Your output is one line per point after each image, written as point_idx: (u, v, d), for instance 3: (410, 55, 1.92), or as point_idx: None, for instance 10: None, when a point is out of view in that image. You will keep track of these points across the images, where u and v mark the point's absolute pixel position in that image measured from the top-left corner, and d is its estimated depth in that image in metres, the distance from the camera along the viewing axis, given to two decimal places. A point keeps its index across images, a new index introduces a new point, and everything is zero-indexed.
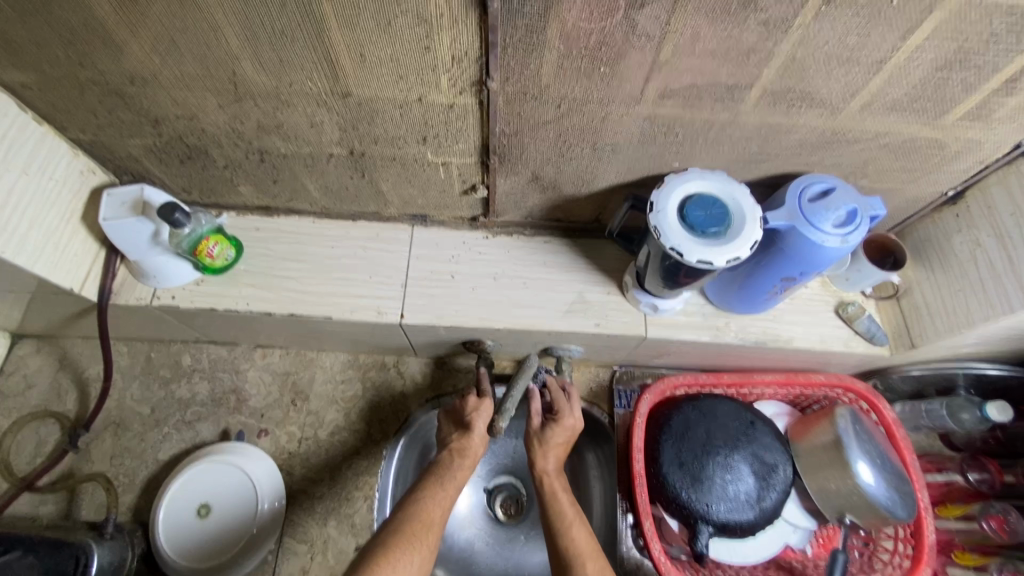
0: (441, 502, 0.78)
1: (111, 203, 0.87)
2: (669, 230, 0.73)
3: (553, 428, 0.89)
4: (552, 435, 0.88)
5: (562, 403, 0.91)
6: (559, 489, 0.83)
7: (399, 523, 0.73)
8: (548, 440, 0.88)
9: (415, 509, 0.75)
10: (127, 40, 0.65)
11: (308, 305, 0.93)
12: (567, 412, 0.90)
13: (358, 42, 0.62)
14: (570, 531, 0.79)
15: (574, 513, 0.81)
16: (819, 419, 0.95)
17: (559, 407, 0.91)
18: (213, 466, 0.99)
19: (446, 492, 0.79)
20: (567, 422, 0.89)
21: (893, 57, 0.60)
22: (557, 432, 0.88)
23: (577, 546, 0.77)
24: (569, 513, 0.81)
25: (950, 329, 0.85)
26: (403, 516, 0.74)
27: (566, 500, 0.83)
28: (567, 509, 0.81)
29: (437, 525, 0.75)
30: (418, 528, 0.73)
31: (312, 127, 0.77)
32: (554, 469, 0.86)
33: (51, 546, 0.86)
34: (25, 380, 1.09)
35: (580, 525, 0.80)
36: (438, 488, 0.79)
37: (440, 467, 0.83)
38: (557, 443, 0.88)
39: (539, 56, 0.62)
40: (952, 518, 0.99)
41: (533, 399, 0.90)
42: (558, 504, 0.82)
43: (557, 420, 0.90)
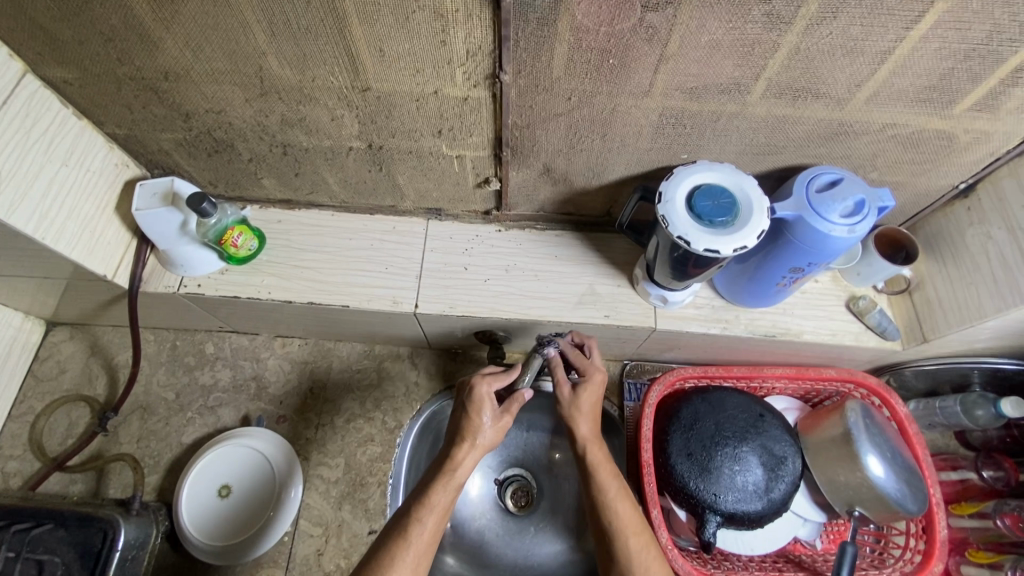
0: (438, 513, 0.76)
1: (144, 194, 0.92)
2: (677, 220, 0.74)
3: (585, 391, 0.84)
4: (584, 398, 0.84)
5: (581, 361, 0.87)
6: (604, 462, 0.82)
7: (387, 546, 0.73)
8: (582, 405, 0.84)
9: (409, 525, 0.74)
10: (163, 37, 0.69)
11: (326, 294, 0.97)
12: (592, 367, 0.86)
13: (378, 37, 0.65)
14: (615, 508, 0.79)
15: (616, 491, 0.80)
16: (829, 413, 0.95)
17: (582, 365, 0.86)
18: (237, 450, 1.04)
19: (444, 502, 0.76)
20: (595, 376, 0.85)
21: (897, 49, 0.61)
22: (589, 394, 0.84)
23: (621, 524, 0.78)
24: (613, 491, 0.80)
25: (961, 322, 0.85)
26: (394, 537, 0.73)
27: (611, 472, 0.81)
28: (611, 485, 0.80)
29: (432, 537, 0.74)
30: (408, 550, 0.72)
31: (333, 121, 0.80)
32: (593, 434, 0.84)
33: (81, 521, 0.89)
34: (58, 364, 1.14)
35: (625, 501, 0.80)
36: (439, 498, 0.76)
37: (444, 470, 0.78)
38: (588, 405, 0.84)
39: (550, 49, 0.64)
40: (966, 515, 0.98)
41: (556, 366, 0.86)
42: (603, 481, 0.80)
43: (585, 378, 0.85)
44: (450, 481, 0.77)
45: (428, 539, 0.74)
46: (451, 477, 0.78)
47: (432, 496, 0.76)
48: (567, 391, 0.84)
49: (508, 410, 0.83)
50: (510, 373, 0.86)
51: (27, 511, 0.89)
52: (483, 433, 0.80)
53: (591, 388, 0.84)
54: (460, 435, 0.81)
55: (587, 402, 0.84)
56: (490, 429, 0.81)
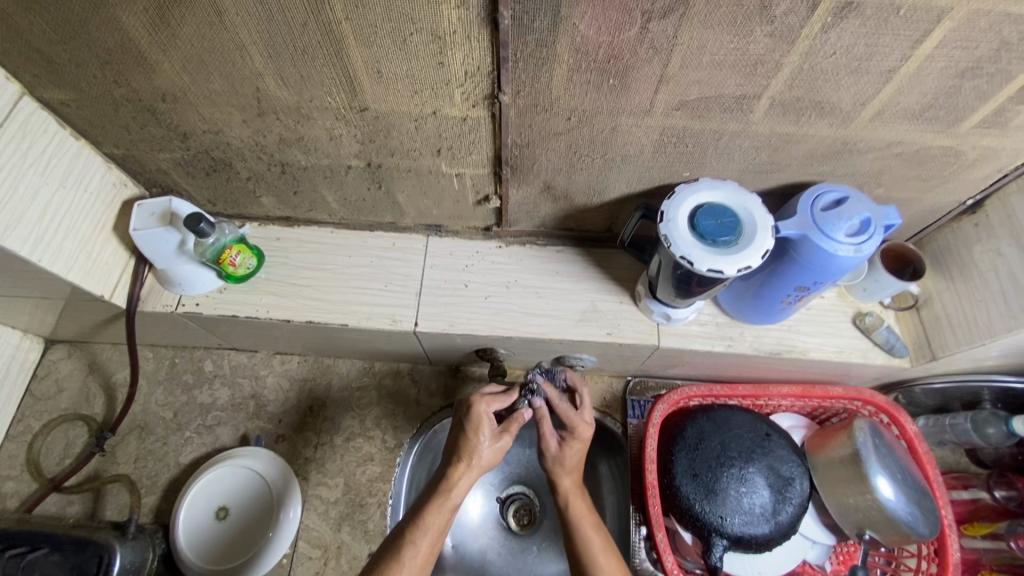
0: (433, 534, 0.74)
1: (141, 213, 0.91)
2: (679, 239, 0.73)
3: (569, 445, 0.83)
4: (569, 453, 0.83)
5: (569, 416, 0.84)
6: (584, 513, 0.81)
7: (379, 567, 0.71)
8: (566, 460, 0.83)
9: (403, 547, 0.72)
10: (160, 60, 0.68)
11: (325, 312, 0.96)
12: (579, 423, 0.84)
13: (375, 58, 0.65)
14: (597, 563, 0.77)
15: (598, 545, 0.79)
16: (837, 432, 0.93)
17: (571, 421, 0.83)
18: (236, 470, 1.03)
19: (439, 523, 0.75)
20: (582, 433, 0.83)
21: (902, 67, 0.60)
22: (574, 449, 0.83)
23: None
24: (594, 544, 0.78)
25: (971, 340, 0.83)
26: (388, 557, 0.72)
27: (591, 526, 0.80)
28: (593, 539, 0.79)
29: (426, 560, 0.73)
30: (401, 573, 0.70)
31: (331, 140, 0.80)
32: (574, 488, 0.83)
33: (77, 545, 0.88)
34: (56, 383, 1.13)
35: (606, 556, 0.78)
36: (433, 519, 0.75)
37: (441, 490, 0.77)
38: (571, 458, 0.83)
39: (550, 69, 0.63)
40: (979, 536, 0.96)
41: (542, 420, 0.83)
42: (584, 538, 0.79)
43: (572, 434, 0.83)
44: (445, 501, 0.76)
45: (422, 560, 0.73)
46: (447, 498, 0.76)
47: (427, 516, 0.75)
48: (554, 446, 0.83)
49: (507, 429, 0.82)
50: (510, 395, 0.85)
51: (22, 535, 0.88)
52: (481, 453, 0.79)
53: (574, 443, 0.83)
54: (457, 454, 0.80)
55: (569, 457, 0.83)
56: (488, 450, 0.79)
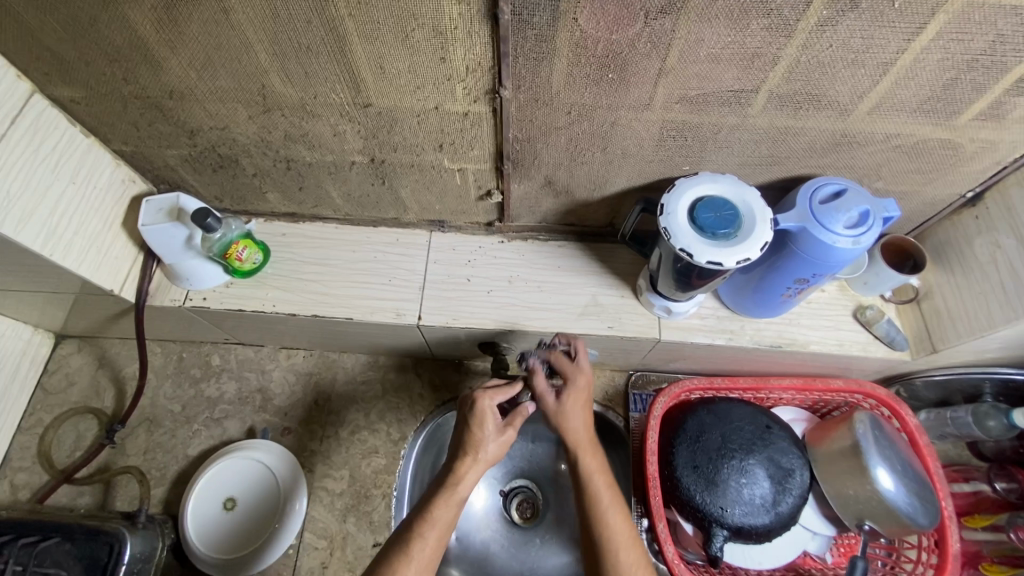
0: (441, 527, 0.75)
1: (149, 210, 0.93)
2: (679, 232, 0.74)
3: (569, 396, 0.83)
4: (570, 402, 0.83)
5: (563, 365, 0.85)
6: (595, 470, 0.79)
7: (388, 559, 0.71)
8: (567, 412, 0.82)
9: (411, 540, 0.73)
10: (167, 57, 0.70)
11: (330, 307, 0.97)
12: (576, 371, 0.85)
13: (378, 54, 0.66)
14: (606, 522, 0.75)
15: (607, 500, 0.77)
16: (837, 424, 0.93)
17: (566, 371, 0.85)
18: (242, 462, 1.05)
19: (447, 516, 0.76)
20: (578, 379, 0.84)
21: (899, 60, 0.60)
22: (574, 400, 0.83)
23: (612, 540, 0.74)
24: (606, 503, 0.76)
25: (971, 332, 0.83)
26: (396, 549, 0.72)
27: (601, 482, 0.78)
28: (604, 494, 0.77)
29: (435, 552, 0.73)
30: (411, 565, 0.71)
31: (335, 136, 0.81)
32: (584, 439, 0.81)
33: (88, 534, 0.90)
34: (67, 377, 1.15)
35: (616, 515, 0.76)
36: (442, 512, 0.75)
37: (448, 483, 0.78)
38: (576, 410, 0.83)
39: (550, 64, 0.64)
40: (980, 528, 0.97)
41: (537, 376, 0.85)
42: (595, 493, 0.77)
43: (569, 384, 0.84)
44: (453, 495, 0.77)
45: (431, 552, 0.73)
46: (453, 492, 0.77)
47: (436, 510, 0.75)
48: (553, 399, 0.83)
49: (510, 423, 0.83)
50: (513, 385, 0.85)
51: (34, 524, 0.90)
52: (486, 447, 0.80)
53: (573, 394, 0.83)
54: (463, 448, 0.81)
55: (572, 410, 0.83)
56: (492, 444, 0.81)
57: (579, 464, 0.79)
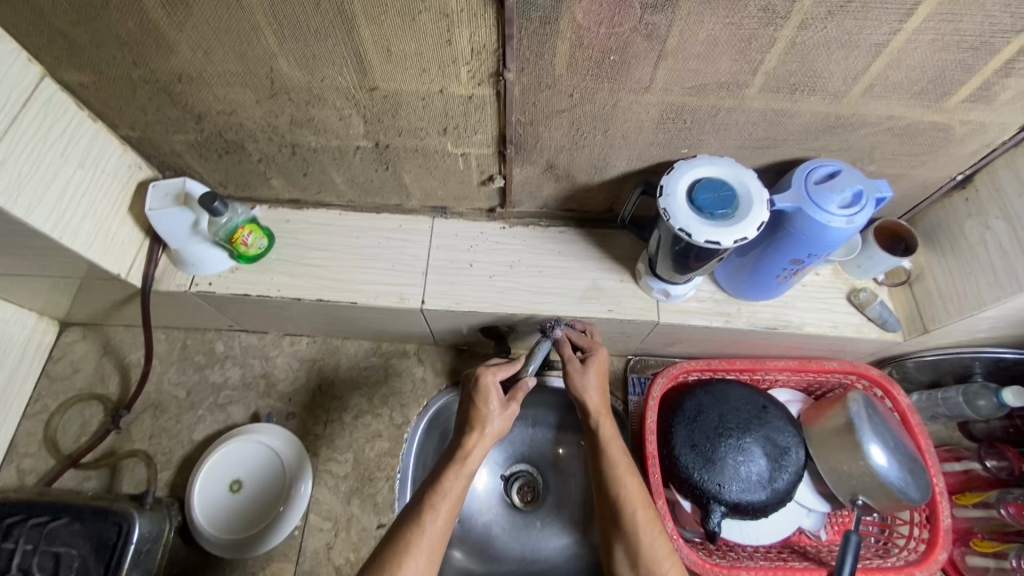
0: (451, 500, 0.76)
1: (156, 194, 0.94)
2: (678, 212, 0.76)
3: (593, 362, 0.88)
4: (592, 369, 0.88)
5: (587, 341, 0.91)
6: (613, 433, 0.85)
7: (401, 533, 0.73)
8: (591, 378, 0.87)
9: (423, 512, 0.75)
10: (177, 40, 0.71)
11: (335, 291, 0.98)
12: (598, 346, 0.91)
13: (385, 37, 0.67)
14: (622, 480, 0.81)
15: (625, 464, 0.83)
16: (831, 404, 0.95)
17: (588, 344, 0.91)
18: (248, 446, 1.06)
19: (456, 489, 0.77)
20: (600, 351, 0.90)
21: (891, 41, 0.63)
22: (597, 367, 0.88)
23: (627, 496, 0.80)
24: (621, 462, 0.82)
25: (961, 312, 0.86)
26: (408, 523, 0.74)
27: (619, 448, 0.84)
28: (620, 457, 0.83)
29: (446, 524, 0.75)
30: (422, 537, 0.73)
31: (341, 120, 0.82)
32: (603, 407, 0.87)
33: (97, 514, 0.91)
34: (72, 364, 1.16)
35: (631, 473, 0.82)
36: (451, 485, 0.77)
37: (456, 457, 0.79)
38: (595, 378, 0.87)
39: (553, 47, 0.66)
40: (970, 505, 1.00)
41: (564, 347, 0.91)
42: (612, 454, 0.83)
43: (591, 353, 0.90)
44: (461, 468, 0.78)
45: (442, 525, 0.75)
46: (463, 465, 0.78)
47: (445, 483, 0.77)
48: (578, 366, 0.88)
49: (513, 398, 0.85)
50: (515, 362, 0.88)
51: (43, 504, 0.91)
52: (492, 421, 0.82)
53: (596, 363, 0.88)
54: (470, 424, 0.82)
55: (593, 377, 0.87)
56: (498, 417, 0.82)
57: (598, 426, 0.85)
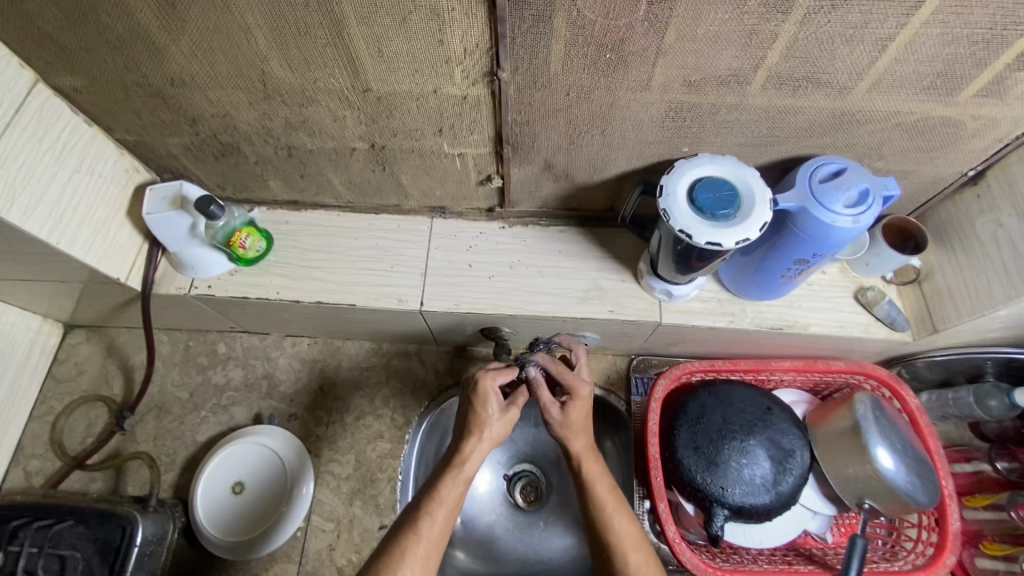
0: (448, 506, 0.76)
1: (153, 198, 0.94)
2: (678, 213, 0.74)
3: (574, 406, 0.82)
4: (575, 413, 0.82)
5: (569, 378, 0.84)
6: (599, 475, 0.81)
7: (396, 540, 0.73)
8: (571, 422, 0.82)
9: (419, 518, 0.74)
10: (167, 44, 0.70)
11: (334, 293, 0.98)
12: (580, 382, 0.83)
13: (376, 38, 0.66)
14: (613, 526, 0.78)
15: (614, 506, 0.79)
16: (837, 406, 0.94)
17: (569, 382, 0.83)
18: (250, 447, 1.07)
19: (454, 495, 0.76)
20: (582, 391, 0.83)
21: (898, 35, 0.60)
22: (578, 410, 0.82)
23: (621, 541, 0.77)
24: (610, 504, 0.79)
25: (972, 312, 0.83)
26: (404, 529, 0.74)
27: (605, 489, 0.80)
28: (607, 500, 0.79)
29: (443, 530, 0.75)
30: (418, 544, 0.73)
31: (335, 121, 0.81)
32: (586, 449, 0.82)
33: (101, 517, 0.92)
34: (76, 366, 1.17)
35: (621, 516, 0.79)
36: (449, 491, 0.76)
37: (454, 463, 0.79)
38: (579, 420, 0.82)
39: (547, 45, 0.64)
40: (981, 508, 0.98)
41: (542, 388, 0.82)
42: (598, 497, 0.79)
43: (573, 396, 0.83)
44: (459, 474, 0.78)
45: (438, 531, 0.74)
46: (460, 471, 0.78)
47: (443, 489, 0.76)
48: (557, 412, 0.81)
49: (513, 403, 0.83)
50: (514, 368, 0.85)
51: (48, 507, 0.92)
52: (490, 427, 0.80)
53: (578, 404, 0.83)
54: (469, 429, 0.81)
55: (576, 419, 0.82)
56: (496, 422, 0.81)
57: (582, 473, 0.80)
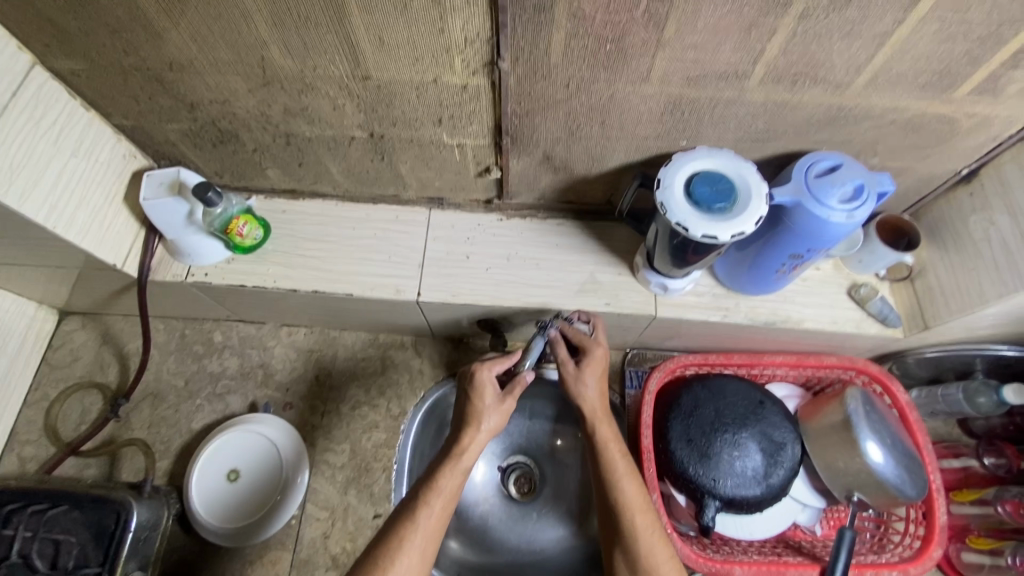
0: (445, 497, 0.76)
1: (151, 184, 0.94)
2: (675, 206, 0.75)
3: (587, 365, 0.86)
4: (587, 373, 0.86)
5: (582, 338, 0.88)
6: (610, 439, 0.84)
7: (394, 531, 0.73)
8: (586, 380, 0.86)
9: (417, 508, 0.75)
10: (167, 27, 0.70)
11: (331, 282, 0.98)
12: (593, 342, 0.88)
13: (377, 26, 0.66)
14: (622, 487, 0.81)
15: (625, 467, 0.82)
16: (829, 400, 0.95)
17: (583, 341, 0.88)
18: (245, 436, 1.07)
19: (451, 486, 0.77)
20: (596, 352, 0.87)
21: (895, 32, 0.61)
22: (592, 368, 0.86)
23: (629, 503, 0.80)
24: (620, 468, 0.82)
25: (963, 309, 0.84)
26: (402, 520, 0.74)
27: (618, 451, 0.83)
28: (619, 463, 0.82)
29: (440, 521, 0.75)
30: (416, 534, 0.73)
31: (334, 109, 0.81)
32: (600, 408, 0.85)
33: (96, 502, 0.92)
34: (71, 353, 1.17)
35: (631, 479, 0.81)
36: (447, 482, 0.77)
37: (452, 454, 0.79)
38: (593, 380, 0.86)
39: (547, 36, 0.65)
40: (968, 502, 0.99)
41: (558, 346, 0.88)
42: (611, 459, 0.82)
43: (586, 353, 0.87)
44: (457, 464, 0.79)
45: (435, 523, 0.75)
46: (458, 461, 0.78)
47: (441, 480, 0.77)
48: (572, 367, 0.86)
49: (509, 394, 0.84)
50: (511, 356, 0.87)
51: (42, 492, 0.92)
52: (487, 417, 0.81)
53: (593, 363, 0.87)
54: (466, 421, 0.82)
55: (591, 376, 0.86)
56: (493, 413, 0.82)
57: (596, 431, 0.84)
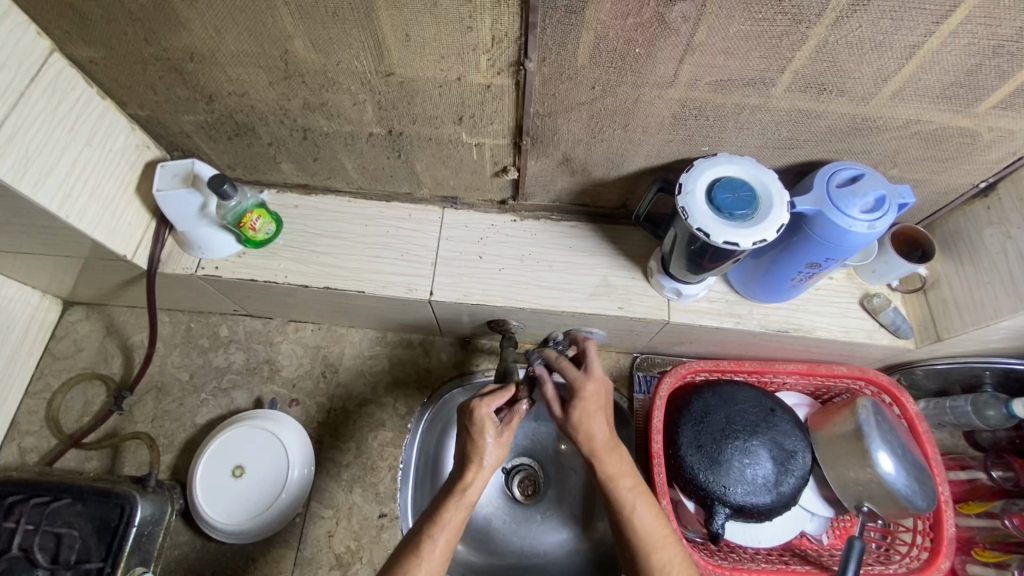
0: (449, 531, 0.73)
1: (164, 174, 0.93)
2: (696, 211, 0.74)
3: (579, 407, 0.76)
4: (579, 412, 0.76)
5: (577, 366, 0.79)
6: (619, 472, 0.76)
7: (400, 562, 0.71)
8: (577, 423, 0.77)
9: (421, 544, 0.72)
10: (190, 17, 0.69)
11: (342, 279, 0.97)
12: (585, 375, 0.78)
13: (404, 22, 0.66)
14: (642, 521, 0.75)
15: (641, 502, 0.75)
16: (839, 409, 0.95)
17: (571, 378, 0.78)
18: (251, 432, 1.04)
19: (456, 521, 0.74)
20: (595, 385, 0.77)
21: (926, 43, 0.61)
22: (586, 404, 0.76)
23: (651, 537, 0.74)
24: (637, 502, 0.75)
25: (976, 322, 0.85)
26: (406, 553, 0.72)
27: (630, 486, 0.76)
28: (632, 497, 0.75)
29: (444, 557, 0.72)
30: (420, 568, 0.70)
31: (354, 105, 0.81)
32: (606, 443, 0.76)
33: (98, 496, 0.91)
34: (75, 343, 1.16)
35: (650, 513, 0.75)
36: (451, 517, 0.73)
37: (454, 489, 0.76)
38: (597, 421, 0.76)
39: (577, 37, 0.64)
40: (974, 515, 1.00)
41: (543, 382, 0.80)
42: (623, 494, 0.75)
43: (576, 393, 0.77)
44: (461, 500, 0.75)
45: (440, 556, 0.72)
46: (461, 497, 0.75)
47: (444, 514, 0.74)
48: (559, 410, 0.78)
49: (508, 424, 0.79)
50: (505, 391, 0.82)
51: (44, 485, 0.91)
52: (488, 454, 0.77)
53: (592, 396, 0.77)
54: (466, 458, 0.77)
55: (592, 411, 0.76)
56: (494, 449, 0.77)
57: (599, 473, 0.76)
